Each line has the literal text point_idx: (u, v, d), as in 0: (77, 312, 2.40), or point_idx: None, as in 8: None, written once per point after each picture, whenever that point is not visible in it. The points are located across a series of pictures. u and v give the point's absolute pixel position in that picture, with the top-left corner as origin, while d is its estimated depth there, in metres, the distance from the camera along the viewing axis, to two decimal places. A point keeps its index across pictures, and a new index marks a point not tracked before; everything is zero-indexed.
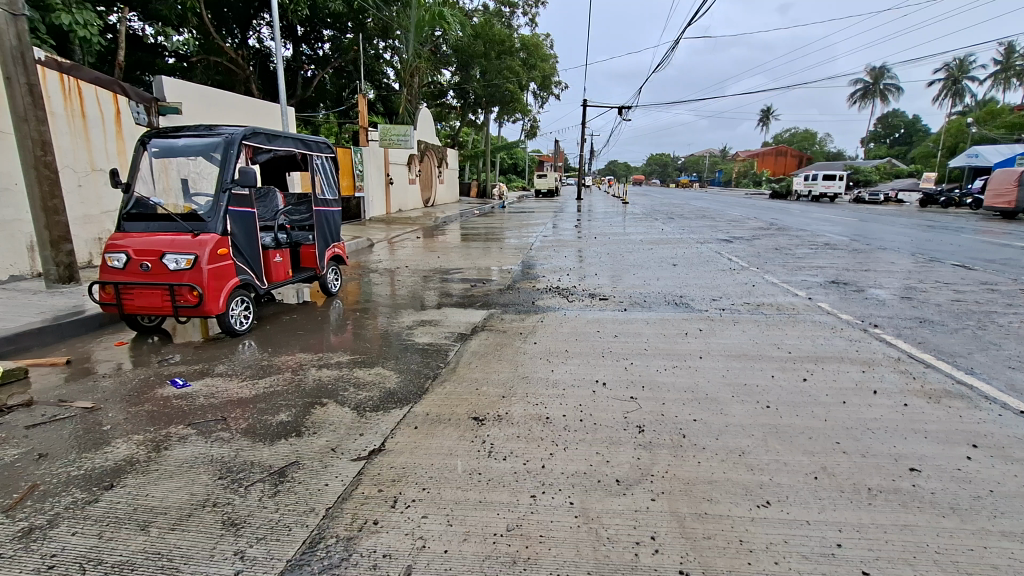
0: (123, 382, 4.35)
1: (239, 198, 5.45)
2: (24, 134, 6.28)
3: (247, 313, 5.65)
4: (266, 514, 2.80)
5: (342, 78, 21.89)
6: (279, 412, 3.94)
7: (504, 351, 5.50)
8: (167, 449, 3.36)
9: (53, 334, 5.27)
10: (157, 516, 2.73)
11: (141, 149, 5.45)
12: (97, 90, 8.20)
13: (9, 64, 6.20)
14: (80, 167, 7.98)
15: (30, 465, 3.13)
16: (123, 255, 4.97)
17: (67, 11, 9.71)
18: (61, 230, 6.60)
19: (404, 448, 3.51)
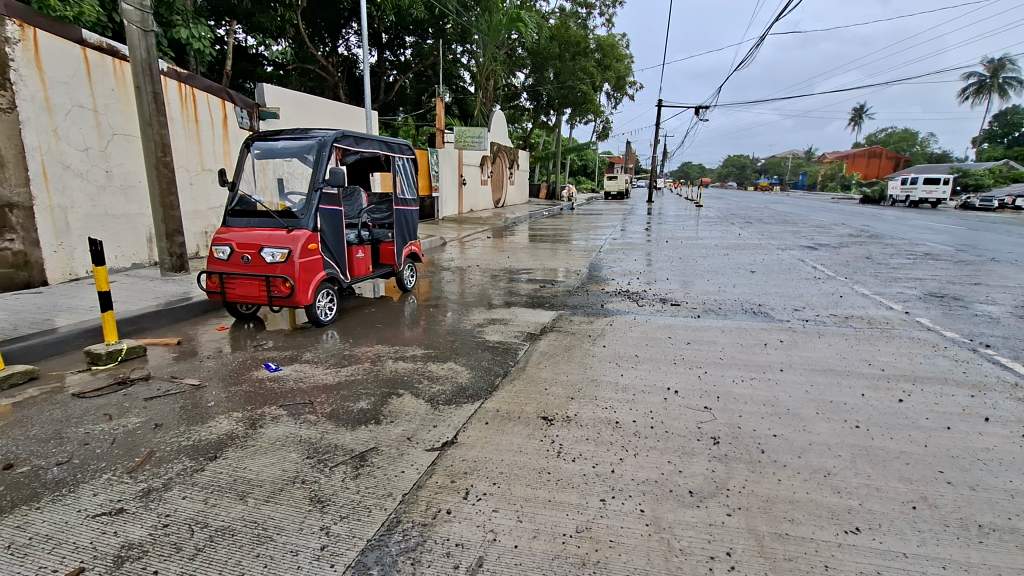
0: (224, 363, 4.77)
1: (329, 197, 5.80)
2: (149, 137, 7.02)
3: (331, 305, 6.01)
4: (349, 495, 2.96)
5: (421, 82, 22.57)
6: (359, 399, 4.17)
7: (573, 353, 5.48)
8: (262, 427, 3.65)
9: (167, 317, 5.86)
10: (254, 488, 2.97)
11: (245, 151, 5.95)
12: (208, 97, 9.02)
13: (139, 75, 6.95)
14: (193, 167, 8.81)
15: (149, 433, 3.50)
16: (228, 247, 5.44)
17: (185, 26, 10.77)
18: (175, 224, 7.32)
19: (475, 443, 3.60)
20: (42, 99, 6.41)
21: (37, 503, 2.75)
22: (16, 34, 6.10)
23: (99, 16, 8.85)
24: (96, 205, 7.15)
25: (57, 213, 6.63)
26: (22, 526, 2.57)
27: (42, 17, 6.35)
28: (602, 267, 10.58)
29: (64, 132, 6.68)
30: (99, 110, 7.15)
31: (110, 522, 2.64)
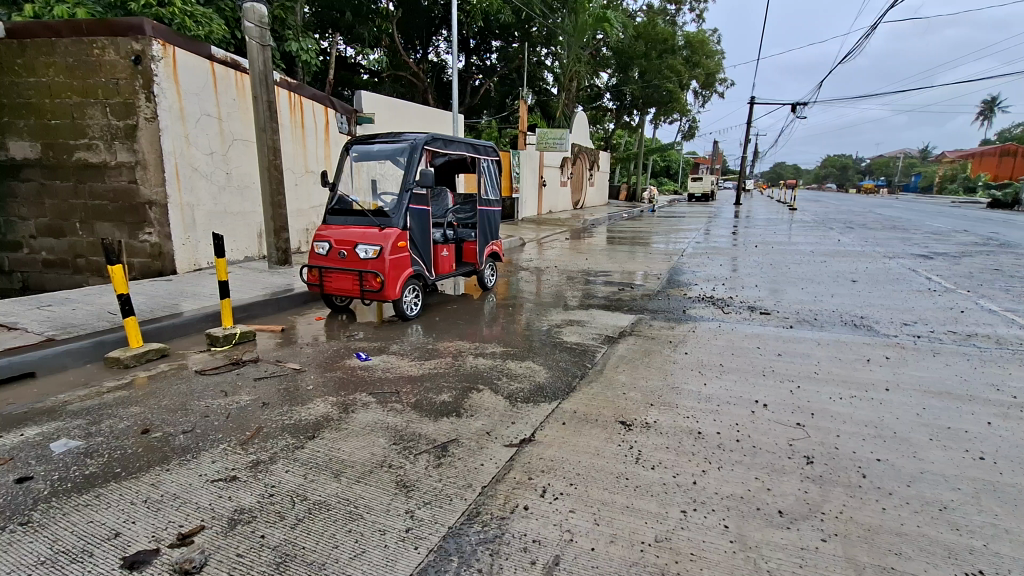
0: (320, 351, 5.15)
1: (418, 197, 6.07)
2: (263, 142, 7.72)
3: (417, 300, 6.28)
4: (432, 482, 3.10)
5: (505, 85, 22.83)
6: (442, 392, 4.33)
7: (653, 358, 5.34)
8: (354, 412, 3.90)
9: (273, 306, 6.41)
10: (346, 468, 3.19)
11: (344, 154, 6.37)
12: (314, 105, 9.75)
13: (257, 86, 7.65)
14: (299, 169, 9.56)
15: (258, 409, 3.87)
16: (326, 243, 5.84)
17: (295, 39, 11.69)
18: (281, 221, 7.98)
19: (552, 442, 3.62)
20: (178, 109, 7.21)
21: (167, 465, 3.11)
22: (160, 52, 6.87)
23: (225, 34, 9.83)
24: (218, 204, 7.97)
25: (187, 210, 7.45)
26: (156, 483, 2.93)
27: (180, 37, 7.13)
28: (684, 272, 10.22)
29: (194, 138, 7.49)
30: (222, 118, 7.96)
31: (225, 487, 2.94)
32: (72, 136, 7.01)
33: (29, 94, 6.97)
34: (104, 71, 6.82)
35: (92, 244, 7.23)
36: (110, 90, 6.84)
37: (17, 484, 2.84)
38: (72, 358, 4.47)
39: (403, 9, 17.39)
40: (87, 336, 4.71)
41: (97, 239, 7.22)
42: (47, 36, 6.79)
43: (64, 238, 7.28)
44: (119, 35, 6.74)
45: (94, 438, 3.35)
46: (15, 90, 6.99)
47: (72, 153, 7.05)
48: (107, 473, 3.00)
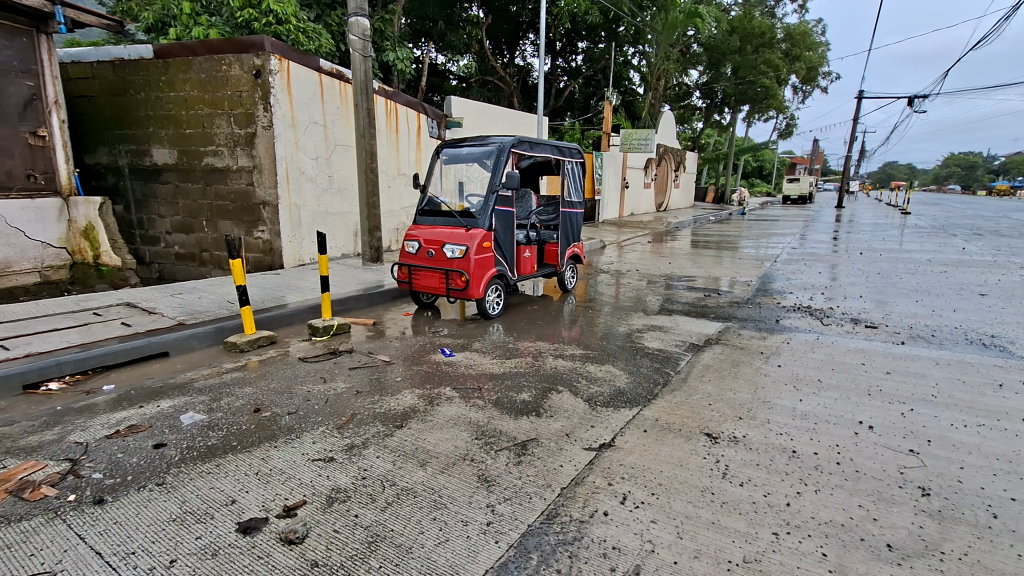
0: (407, 345, 5.40)
1: (504, 199, 6.20)
2: (362, 146, 8.22)
3: (499, 300, 6.42)
4: (512, 479, 3.15)
5: (590, 87, 22.51)
6: (522, 391, 4.39)
7: (742, 369, 5.06)
8: (438, 405, 4.06)
9: (365, 301, 6.82)
10: (431, 458, 3.33)
11: (435, 157, 6.63)
12: (407, 111, 10.25)
13: (358, 94, 8.16)
14: (393, 172, 10.09)
15: (352, 397, 4.14)
16: (416, 242, 6.11)
17: (392, 49, 12.43)
18: (375, 221, 8.47)
19: (633, 448, 3.55)
20: (290, 118, 7.88)
21: (274, 442, 3.41)
22: (276, 66, 7.53)
23: (332, 47, 10.68)
24: (320, 204, 8.61)
25: (294, 210, 8.12)
26: (265, 458, 3.22)
27: (294, 51, 7.78)
28: (777, 279, 9.59)
29: (302, 144, 8.14)
30: (327, 125, 8.59)
31: (324, 467, 3.18)
32: (202, 143, 7.86)
33: (169, 107, 7.90)
34: (230, 84, 7.58)
35: (215, 240, 8.09)
36: (234, 102, 7.60)
37: (154, 449, 3.25)
38: (199, 340, 5.03)
39: (492, 16, 17.89)
40: (210, 322, 5.27)
41: (219, 235, 8.06)
42: (185, 55, 7.67)
43: (193, 234, 8.20)
44: (243, 52, 7.47)
45: (216, 413, 3.74)
46: (158, 103, 7.95)
47: (202, 158, 7.91)
48: (225, 445, 3.35)
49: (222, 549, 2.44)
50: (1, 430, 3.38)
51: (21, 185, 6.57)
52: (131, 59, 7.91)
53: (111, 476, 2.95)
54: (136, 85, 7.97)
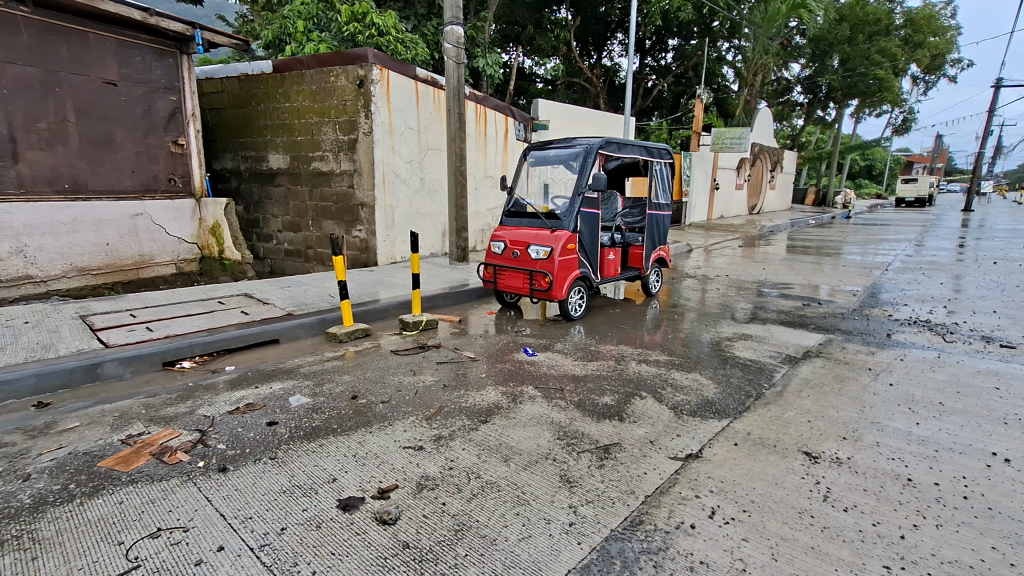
0: (491, 343, 5.53)
1: (590, 200, 6.18)
2: (452, 150, 8.52)
3: (582, 302, 6.40)
4: (594, 481, 3.14)
5: (680, 85, 21.84)
6: (605, 394, 4.35)
7: (847, 386, 4.66)
8: (521, 403, 4.12)
9: (451, 299, 7.07)
10: (515, 455, 3.39)
11: (523, 159, 6.74)
12: (496, 114, 10.50)
13: (450, 100, 8.47)
14: (480, 174, 10.37)
15: (440, 390, 4.32)
16: (501, 243, 6.23)
17: (482, 56, 12.79)
18: (461, 222, 8.74)
19: (722, 461, 3.40)
20: (388, 124, 8.36)
21: (370, 428, 3.64)
22: (377, 75, 8.02)
23: (427, 56, 11.19)
24: (412, 205, 9.05)
25: (388, 210, 8.60)
26: (361, 442, 3.45)
27: (393, 61, 8.24)
28: (887, 289, 8.72)
29: (398, 149, 8.61)
30: (420, 130, 9.03)
31: (414, 454, 3.34)
32: (310, 149, 8.55)
33: (283, 116, 8.66)
34: (337, 94, 8.18)
35: (318, 238, 8.76)
36: (339, 110, 8.19)
37: (268, 426, 3.59)
38: (304, 330, 5.49)
39: (581, 17, 17.81)
40: (314, 314, 5.72)
41: (322, 234, 8.72)
42: (299, 69, 8.39)
43: (299, 232, 8.94)
44: (349, 63, 8.03)
45: (319, 397, 4.06)
46: (274, 113, 8.74)
47: (310, 163, 8.59)
48: (327, 427, 3.63)
49: (325, 523, 2.65)
50: (147, 400, 3.89)
51: (163, 188, 7.51)
52: (253, 74, 8.77)
53: (233, 447, 3.30)
54: (257, 98, 8.82)
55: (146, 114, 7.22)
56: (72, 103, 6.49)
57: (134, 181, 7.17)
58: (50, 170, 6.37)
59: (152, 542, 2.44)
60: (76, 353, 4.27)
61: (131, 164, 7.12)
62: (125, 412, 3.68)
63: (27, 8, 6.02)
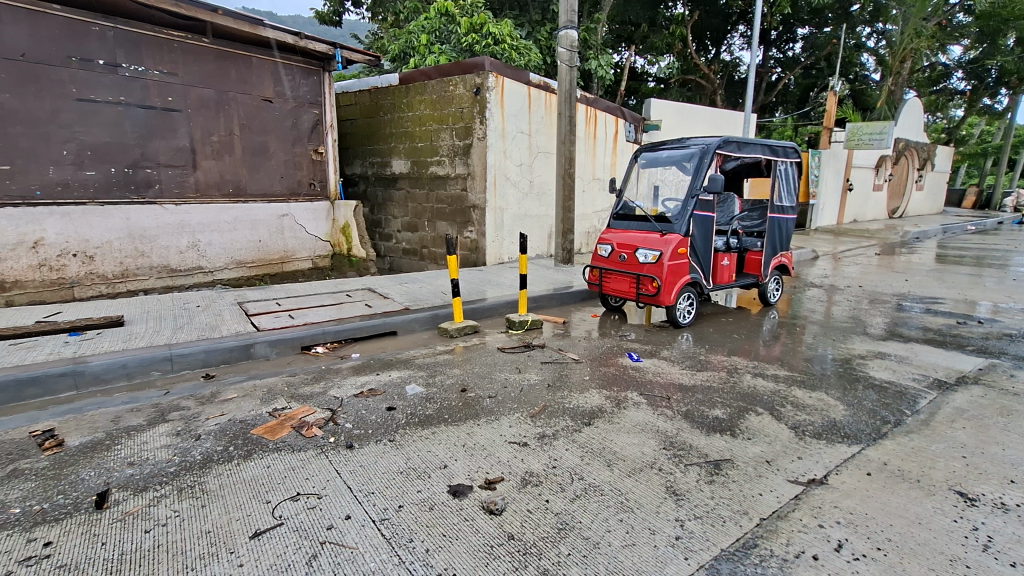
0: (596, 346, 5.51)
1: (705, 203, 5.90)
2: (562, 152, 8.58)
3: (691, 309, 6.15)
4: (703, 497, 3.00)
5: (810, 77, 20.06)
6: (715, 407, 4.13)
7: (1017, 421, 3.97)
8: (626, 409, 4.06)
9: (556, 300, 7.15)
10: (619, 460, 3.35)
11: (633, 161, 6.62)
12: (606, 116, 10.41)
13: (562, 103, 8.54)
14: (588, 176, 10.32)
15: (545, 389, 4.39)
16: (608, 246, 6.14)
17: (595, 57, 12.77)
18: (568, 224, 8.78)
19: (852, 491, 3.08)
20: (501, 129, 8.63)
21: (478, 420, 3.81)
22: (493, 82, 8.31)
23: (539, 61, 11.43)
24: (520, 207, 9.27)
25: (498, 212, 8.87)
26: (469, 433, 3.62)
27: (509, 68, 8.49)
28: None
29: (509, 152, 8.86)
30: (531, 133, 9.22)
31: (519, 450, 3.44)
32: (428, 154, 9.10)
33: (406, 124, 9.31)
34: (455, 102, 8.60)
35: (433, 238, 9.30)
36: (457, 117, 8.62)
37: (388, 410, 3.90)
38: (419, 323, 5.86)
39: (699, 11, 17.00)
40: (427, 309, 6.09)
41: (436, 234, 9.24)
42: (422, 80, 8.96)
43: (416, 232, 9.56)
44: (467, 72, 8.42)
45: (432, 387, 4.33)
46: (398, 121, 9.42)
47: (428, 167, 9.15)
48: (439, 416, 3.85)
49: (437, 505, 2.82)
50: (289, 379, 4.41)
51: (305, 192, 8.43)
52: (382, 87, 9.54)
53: (359, 427, 3.63)
54: (384, 108, 9.57)
55: (293, 126, 8.16)
56: (237, 118, 7.53)
57: (283, 186, 8.14)
58: (219, 176, 7.44)
59: (293, 504, 2.77)
60: (235, 334, 4.95)
61: (280, 170, 8.09)
62: (272, 388, 4.21)
63: (207, 38, 7.09)
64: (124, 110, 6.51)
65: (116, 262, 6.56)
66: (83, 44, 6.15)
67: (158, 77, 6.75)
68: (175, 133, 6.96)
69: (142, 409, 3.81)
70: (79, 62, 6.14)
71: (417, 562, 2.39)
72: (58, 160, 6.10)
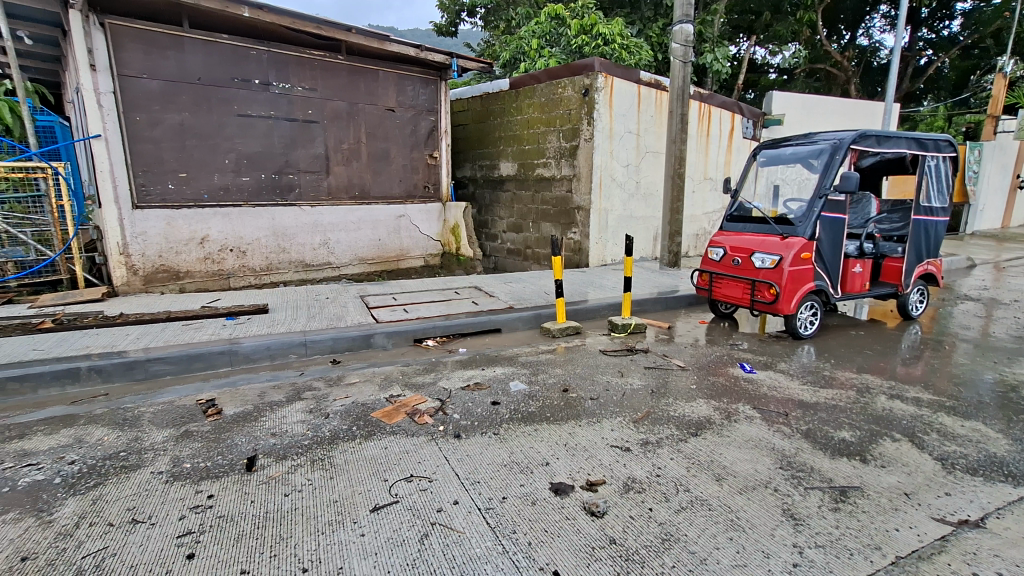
0: (704, 354, 5.25)
1: (834, 204, 5.41)
2: (672, 152, 8.27)
3: (814, 319, 5.65)
4: (826, 524, 2.75)
5: (971, 58, 17.42)
6: (842, 428, 3.76)
7: None
8: (737, 422, 3.84)
9: (661, 304, 6.93)
10: (730, 476, 3.17)
11: (750, 159, 6.23)
12: (721, 112, 9.86)
13: (674, 100, 8.24)
14: (700, 176, 9.85)
15: (649, 395, 4.29)
16: (720, 249, 5.83)
17: (711, 51, 12.18)
18: (676, 226, 8.45)
19: (1017, 540, 2.64)
20: (608, 129, 8.54)
21: (580, 421, 3.82)
22: (602, 83, 8.24)
23: (651, 59, 11.15)
24: (625, 209, 9.11)
25: (602, 214, 8.80)
26: (571, 433, 3.64)
27: (619, 67, 8.38)
28: None
29: (616, 153, 8.74)
30: (639, 133, 9.03)
31: (621, 454, 3.40)
32: (535, 156, 9.24)
33: (515, 128, 9.55)
34: (563, 104, 8.65)
35: (536, 239, 9.44)
36: (564, 119, 8.67)
37: (492, 405, 4.04)
38: (523, 322, 6.00)
39: None
40: (531, 309, 6.21)
41: (540, 235, 9.36)
42: (532, 84, 9.12)
43: (520, 233, 9.77)
44: (576, 74, 8.42)
45: (535, 385, 4.41)
46: (507, 125, 9.68)
47: (534, 169, 9.30)
48: (542, 414, 3.92)
49: (539, 501, 2.88)
50: (403, 368, 4.74)
51: (420, 194, 8.97)
52: (493, 92, 9.87)
53: (466, 418, 3.81)
54: (495, 113, 9.90)
55: (412, 133, 8.72)
56: (365, 127, 8.21)
57: (401, 188, 8.74)
58: (348, 181, 8.17)
59: (407, 485, 2.98)
60: (358, 325, 5.42)
61: (400, 174, 8.69)
62: (389, 376, 4.56)
63: (342, 56, 7.83)
64: (273, 123, 7.39)
65: (263, 257, 7.47)
66: (243, 67, 7.08)
67: (301, 92, 7.57)
68: (312, 142, 7.76)
69: (282, 387, 4.32)
70: (240, 83, 7.08)
71: (520, 554, 2.46)
72: (222, 168, 7.08)
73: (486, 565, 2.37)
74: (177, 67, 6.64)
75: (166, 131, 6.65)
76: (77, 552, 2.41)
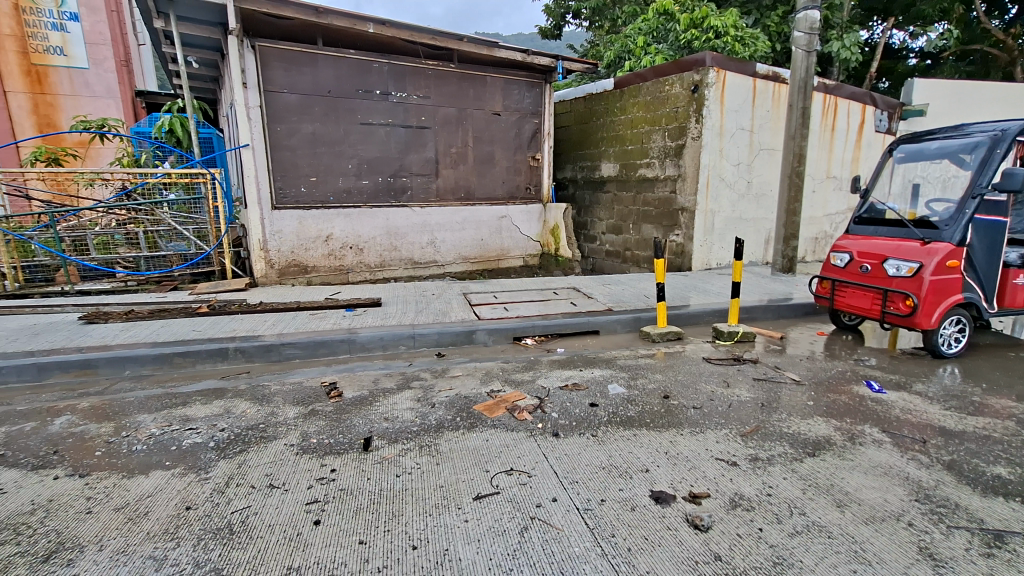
0: (823, 368, 4.83)
1: (992, 204, 4.74)
2: (791, 149, 7.67)
3: (961, 336, 4.99)
4: (975, 570, 2.41)
5: None
6: (997, 464, 3.27)
7: None
8: (862, 445, 3.49)
9: (773, 312, 6.46)
10: (854, 504, 2.89)
11: (886, 155, 5.63)
12: (850, 104, 8.98)
13: (795, 93, 7.64)
14: (821, 174, 9.04)
15: (759, 408, 4.03)
16: (846, 255, 5.31)
17: (838, 38, 11.13)
18: (793, 229, 7.84)
19: None
20: (719, 126, 8.10)
21: (682, 430, 3.69)
22: (714, 78, 7.84)
23: (768, 50, 10.42)
24: (734, 210, 8.63)
25: (709, 215, 8.39)
26: (673, 442, 3.53)
27: (733, 61, 7.93)
28: None
29: (727, 151, 8.29)
30: (753, 130, 8.50)
31: (729, 469, 3.23)
32: (638, 156, 9.04)
33: (617, 128, 9.40)
34: (670, 102, 8.38)
35: (636, 240, 9.22)
36: (671, 117, 8.39)
37: (590, 406, 4.04)
38: (622, 325, 5.91)
39: None
40: (631, 312, 6.10)
41: (640, 237, 9.13)
42: (637, 83, 8.93)
43: (619, 235, 9.61)
44: (685, 70, 8.13)
45: (634, 389, 4.34)
46: (610, 125, 9.55)
47: (637, 169, 9.09)
48: (641, 419, 3.85)
49: (639, 508, 2.83)
50: (502, 365, 4.88)
51: (521, 195, 9.17)
52: (597, 93, 9.81)
53: (565, 418, 3.84)
54: (598, 113, 9.82)
55: (515, 135, 8.93)
56: (472, 131, 8.55)
57: (503, 190, 8.98)
58: (454, 183, 8.55)
59: (507, 478, 3.07)
60: (461, 321, 5.67)
61: (502, 176, 8.93)
62: (490, 371, 4.72)
63: (454, 64, 8.22)
64: (391, 130, 7.94)
65: (377, 254, 8.05)
66: (367, 79, 7.67)
67: (415, 101, 8.05)
68: (424, 147, 8.22)
69: (393, 375, 4.64)
70: (363, 94, 7.68)
71: (620, 558, 2.44)
72: (345, 172, 7.74)
73: (587, 565, 2.39)
74: (312, 81, 7.35)
75: (300, 139, 7.40)
76: (228, 507, 2.78)
